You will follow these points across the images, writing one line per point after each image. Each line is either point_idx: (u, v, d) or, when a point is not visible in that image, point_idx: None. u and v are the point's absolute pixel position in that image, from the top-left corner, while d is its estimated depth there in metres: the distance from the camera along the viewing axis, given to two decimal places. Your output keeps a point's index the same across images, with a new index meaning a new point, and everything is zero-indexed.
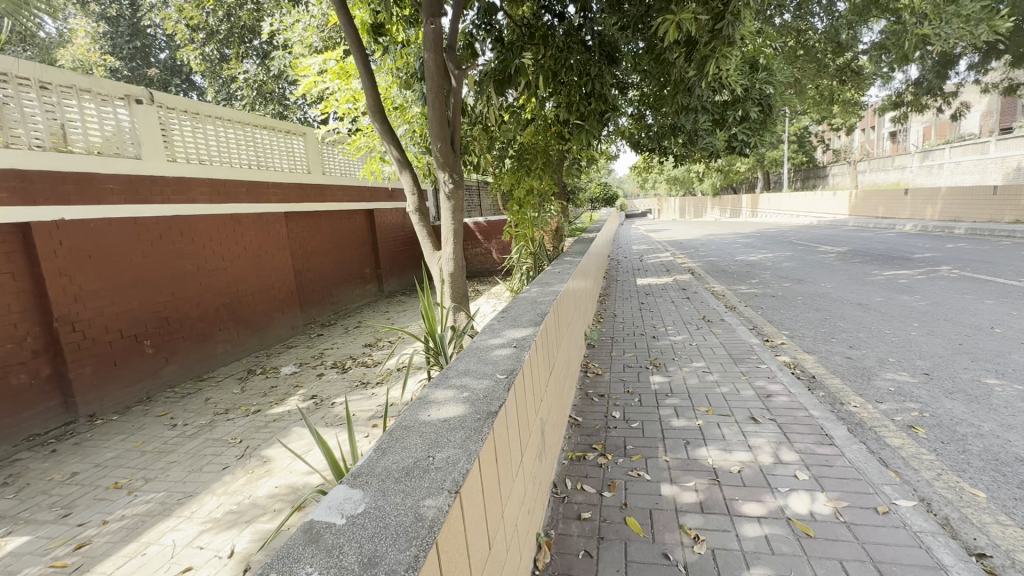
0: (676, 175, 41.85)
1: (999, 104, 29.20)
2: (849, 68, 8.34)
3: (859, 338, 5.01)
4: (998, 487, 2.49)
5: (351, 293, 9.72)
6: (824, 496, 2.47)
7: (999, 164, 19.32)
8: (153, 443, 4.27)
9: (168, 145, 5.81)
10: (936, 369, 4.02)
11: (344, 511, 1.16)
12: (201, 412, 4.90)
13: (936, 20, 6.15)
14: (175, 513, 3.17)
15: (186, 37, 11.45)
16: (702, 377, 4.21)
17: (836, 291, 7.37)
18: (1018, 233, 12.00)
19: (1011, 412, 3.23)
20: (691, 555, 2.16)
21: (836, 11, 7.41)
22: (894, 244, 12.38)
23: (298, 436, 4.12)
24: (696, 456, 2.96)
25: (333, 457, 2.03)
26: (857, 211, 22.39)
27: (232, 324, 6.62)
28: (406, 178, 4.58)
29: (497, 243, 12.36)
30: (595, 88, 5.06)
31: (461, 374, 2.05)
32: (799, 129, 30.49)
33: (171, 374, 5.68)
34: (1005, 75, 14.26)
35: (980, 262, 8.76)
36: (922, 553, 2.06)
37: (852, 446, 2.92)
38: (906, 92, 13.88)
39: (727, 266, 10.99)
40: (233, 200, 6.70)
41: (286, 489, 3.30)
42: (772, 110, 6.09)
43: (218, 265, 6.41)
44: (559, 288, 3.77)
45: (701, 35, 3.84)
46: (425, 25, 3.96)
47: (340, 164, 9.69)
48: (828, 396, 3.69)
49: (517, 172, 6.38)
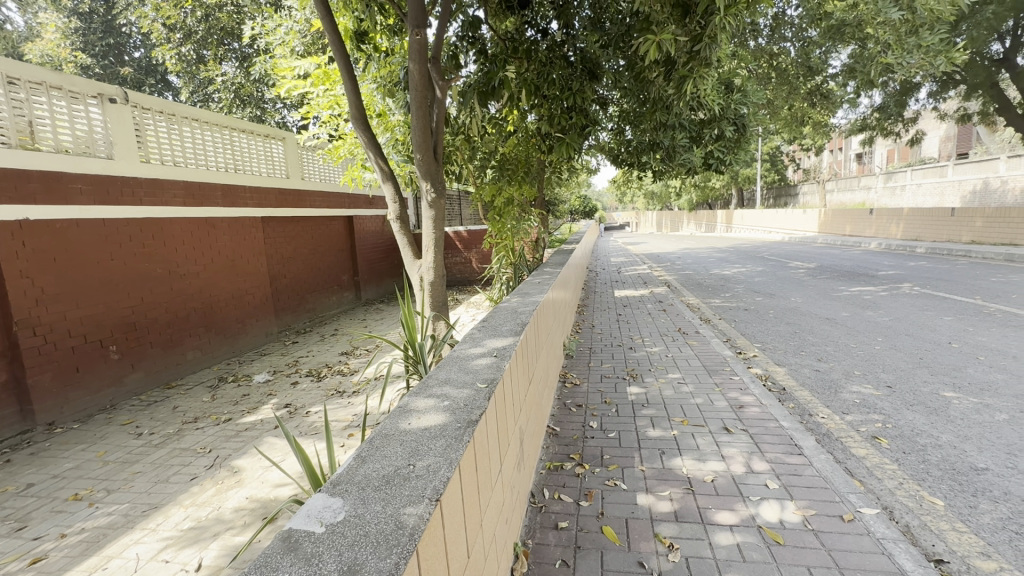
0: (655, 189, 42.82)
1: (955, 129, 30.86)
2: (819, 92, 8.63)
3: (827, 352, 5.19)
4: (954, 495, 2.61)
5: (327, 301, 9.59)
6: (793, 505, 2.54)
7: (956, 187, 20.37)
8: (116, 453, 4.10)
9: (142, 146, 5.68)
10: (898, 383, 4.18)
11: (323, 520, 1.15)
12: (168, 420, 4.75)
13: (899, 50, 6.55)
14: (139, 525, 3.06)
15: (162, 36, 11.25)
16: (678, 389, 4.27)
17: (805, 305, 7.62)
18: (973, 253, 12.64)
19: (967, 423, 3.38)
20: (666, 563, 2.20)
21: (807, 36, 7.74)
22: (859, 261, 12.86)
23: (272, 445, 4.04)
24: (671, 465, 3.01)
25: (309, 465, 2.01)
26: (826, 228, 23.22)
27: (203, 330, 6.45)
28: (388, 186, 4.55)
29: (478, 252, 12.42)
30: (577, 102, 5.11)
31: (441, 383, 2.04)
32: (770, 148, 31.60)
33: (137, 382, 5.48)
34: (960, 104, 15.10)
35: (939, 280, 9.19)
36: (885, 559, 2.14)
37: (820, 456, 3.02)
38: (871, 116, 14.58)
39: (702, 280, 11.21)
40: (207, 204, 6.57)
41: (256, 502, 3.21)
42: (746, 130, 6.32)
43: (189, 270, 6.26)
44: (539, 298, 3.81)
45: (679, 55, 3.95)
46: (410, 36, 3.98)
47: (320, 170, 9.61)
48: (797, 408, 3.80)
49: (495, 184, 6.45)
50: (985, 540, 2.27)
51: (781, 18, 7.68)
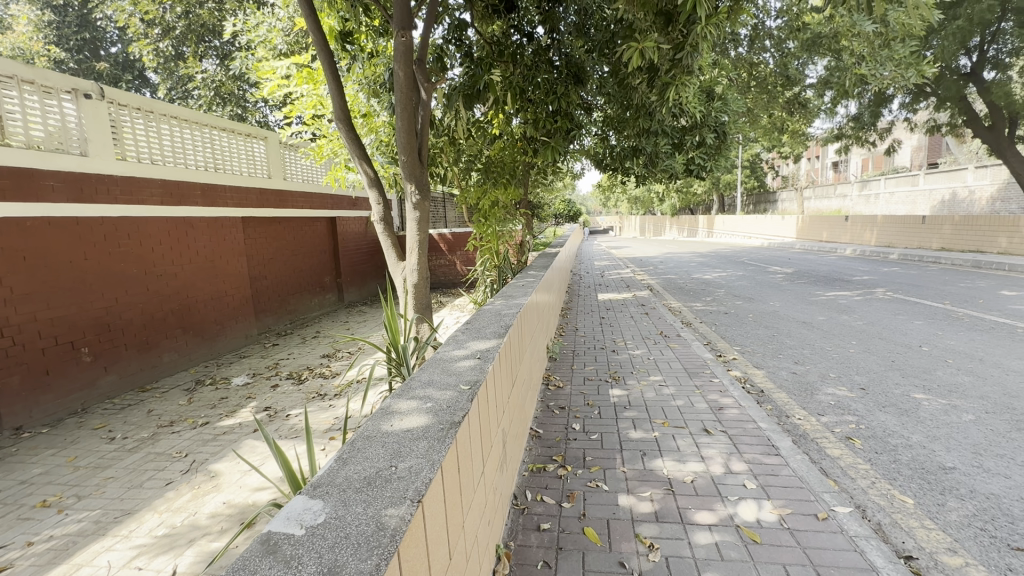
0: (638, 194, 43.35)
1: (927, 140, 31.91)
2: (797, 101, 8.85)
3: (803, 354, 5.31)
4: (924, 494, 2.69)
5: (309, 302, 9.47)
6: (770, 504, 2.60)
7: (927, 196, 21.03)
8: (87, 458, 3.98)
9: (118, 143, 5.55)
10: (871, 385, 4.30)
11: (302, 523, 1.14)
12: (142, 424, 4.63)
13: (873, 61, 6.90)
14: (110, 532, 2.98)
15: (140, 31, 11.05)
16: (659, 391, 4.33)
17: (783, 309, 7.78)
18: (943, 260, 13.07)
19: (935, 424, 3.50)
20: (646, 563, 2.22)
21: (786, 47, 7.91)
22: (835, 266, 13.20)
23: (251, 448, 3.98)
24: (652, 466, 3.05)
25: (289, 468, 1.98)
26: (803, 234, 23.75)
27: (180, 332, 6.31)
28: (372, 188, 4.52)
29: (462, 254, 12.39)
30: (562, 106, 5.20)
31: (424, 385, 2.04)
32: (750, 155, 32.26)
33: (110, 385, 5.33)
34: (930, 115, 15.63)
35: (911, 286, 9.47)
36: (857, 556, 2.19)
37: (796, 456, 3.08)
38: (846, 125, 15.02)
39: (684, 284, 11.38)
40: (186, 204, 6.45)
41: (234, 507, 3.15)
42: (726, 137, 6.44)
43: (167, 269, 6.14)
44: (522, 301, 3.83)
45: (662, 63, 4.03)
46: (395, 38, 3.97)
47: (303, 170, 9.49)
48: (774, 410, 3.88)
49: (481, 186, 6.30)
50: (952, 537, 2.35)
51: (760, 29, 7.86)
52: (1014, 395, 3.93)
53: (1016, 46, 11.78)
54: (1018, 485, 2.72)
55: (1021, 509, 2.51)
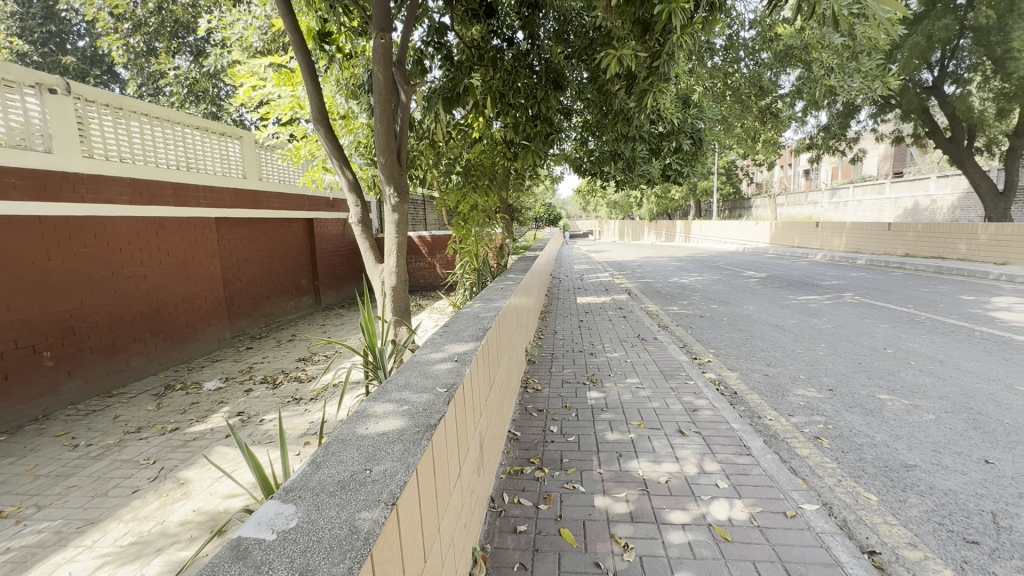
0: (617, 199, 43.86)
1: (892, 150, 33.16)
2: (769, 111, 8.99)
3: (775, 357, 5.46)
4: (887, 491, 2.79)
5: (285, 305, 9.30)
6: (740, 503, 2.66)
7: (893, 204, 21.84)
8: (48, 466, 3.83)
9: (85, 139, 5.36)
10: (838, 386, 4.44)
11: (274, 527, 1.13)
12: (108, 431, 4.48)
13: (841, 73, 7.20)
14: (72, 543, 2.88)
15: (109, 26, 10.77)
16: (635, 393, 4.40)
17: (756, 313, 7.97)
18: (908, 266, 13.55)
19: (898, 423, 3.63)
20: (621, 563, 2.25)
21: (759, 57, 8.15)
22: (806, 271, 13.58)
23: (223, 454, 3.89)
24: (628, 468, 3.09)
25: (261, 473, 1.95)
26: (777, 239, 24.39)
27: (149, 335, 6.13)
28: (351, 190, 4.47)
29: (441, 257, 12.34)
30: (541, 111, 5.23)
31: (400, 388, 2.03)
32: (726, 162, 33.01)
33: (74, 390, 5.14)
34: (895, 126, 16.23)
35: (877, 290, 9.81)
36: (823, 552, 2.26)
37: (767, 456, 3.16)
38: (817, 135, 15.52)
39: (661, 287, 11.57)
40: (157, 203, 6.30)
41: (204, 514, 3.06)
42: (702, 144, 6.57)
43: (136, 271, 5.97)
44: (500, 304, 3.84)
45: (640, 70, 4.09)
46: (374, 39, 3.95)
47: (279, 171, 9.34)
48: (747, 411, 3.98)
49: (461, 189, 6.26)
50: (913, 532, 2.44)
51: (735, 39, 8.08)
52: (971, 395, 4.11)
53: (973, 62, 12.37)
54: (973, 481, 2.85)
55: (975, 504, 2.63)
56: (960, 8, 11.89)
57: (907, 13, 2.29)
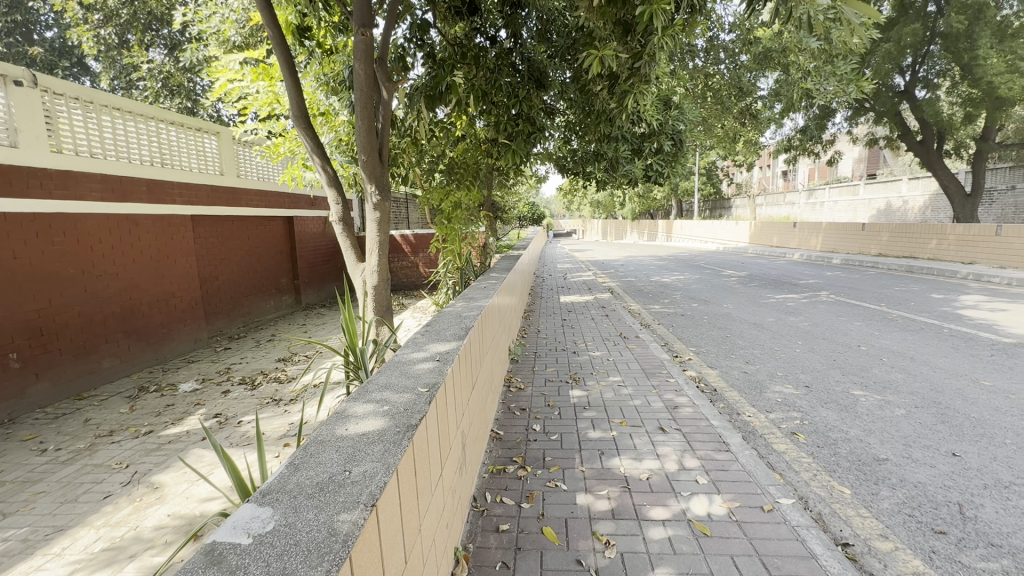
0: (601, 199, 44.19)
1: (865, 152, 34.08)
2: (749, 112, 8.99)
3: (754, 354, 5.57)
4: (860, 484, 2.87)
5: (264, 305, 9.13)
6: (719, 499, 2.70)
7: (867, 205, 22.44)
8: (14, 472, 3.69)
9: (53, 134, 5.19)
10: (814, 382, 4.55)
11: (250, 531, 1.11)
12: (79, 434, 4.34)
13: (817, 76, 7.38)
14: (40, 551, 2.78)
15: (78, 17, 10.45)
16: (618, 391, 4.44)
17: (736, 311, 8.12)
18: (881, 264, 13.93)
19: (871, 418, 3.74)
20: (602, 559, 2.27)
21: (739, 60, 8.29)
22: (784, 270, 13.87)
23: (199, 457, 3.81)
24: (610, 465, 3.11)
25: (238, 476, 1.91)
26: (756, 239, 24.86)
27: (122, 336, 5.97)
28: (332, 188, 4.41)
29: (425, 256, 12.26)
30: (523, 110, 5.26)
31: (381, 388, 2.01)
32: (707, 163, 33.49)
33: (42, 394, 4.97)
34: (870, 129, 16.60)
35: (851, 289, 10.07)
36: (799, 544, 2.31)
37: (745, 452, 3.22)
38: (794, 137, 15.87)
39: (643, 286, 11.69)
40: (130, 200, 6.12)
41: (180, 518, 2.99)
42: (683, 145, 6.63)
43: (108, 270, 5.79)
44: (483, 303, 3.83)
45: (621, 71, 4.11)
46: (355, 35, 3.89)
47: (257, 168, 9.18)
48: (726, 408, 4.05)
49: (444, 188, 6.23)
50: (884, 523, 2.51)
51: (715, 42, 8.22)
52: (939, 390, 4.25)
53: (943, 67, 12.73)
54: (942, 473, 2.94)
55: (943, 495, 2.72)
56: (930, 15, 12.26)
57: (879, 18, 2.34)
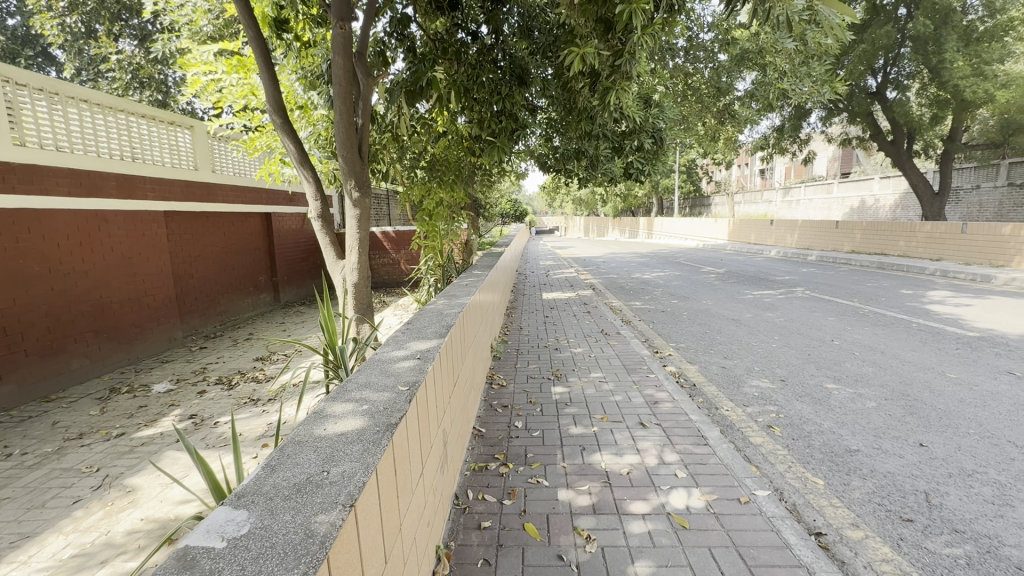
0: (583, 196, 44.43)
1: (839, 153, 34.93)
2: (728, 111, 9.08)
3: (732, 349, 5.67)
4: (833, 474, 2.95)
5: (241, 303, 8.96)
6: (698, 492, 2.75)
7: (841, 203, 23.03)
8: None
9: (16, 127, 4.98)
10: (790, 376, 4.66)
11: (224, 535, 1.08)
12: (46, 438, 4.20)
13: (793, 77, 7.54)
14: (5, 559, 2.68)
15: (42, 5, 10.09)
16: (599, 387, 4.47)
17: (715, 307, 8.26)
18: (853, 261, 14.31)
19: (843, 411, 3.84)
20: (583, 554, 2.29)
21: (718, 59, 8.39)
22: (761, 266, 14.14)
23: (174, 459, 3.72)
24: (591, 461, 3.14)
25: (213, 478, 1.87)
26: (734, 236, 25.29)
27: (92, 336, 5.78)
28: (310, 185, 4.33)
29: (406, 253, 12.15)
30: (505, 107, 5.20)
31: (360, 388, 1.98)
32: (687, 161, 33.91)
33: (7, 395, 4.80)
34: (843, 129, 17.01)
35: (826, 285, 10.33)
36: (773, 535, 2.37)
37: (722, 445, 3.28)
38: (771, 135, 16.16)
39: (624, 283, 11.82)
40: (99, 195, 5.92)
41: (154, 522, 2.92)
42: (663, 143, 6.67)
43: (76, 267, 5.60)
44: (465, 300, 3.81)
45: (603, 68, 4.13)
46: (333, 28, 3.83)
47: (233, 163, 8.96)
48: (705, 402, 4.12)
49: (425, 184, 6.27)
50: (856, 513, 2.59)
51: (694, 40, 8.31)
52: (908, 383, 4.39)
53: (913, 70, 13.09)
54: (910, 463, 3.05)
55: (911, 484, 2.82)
56: (900, 18, 12.60)
57: (855, 19, 2.37)
